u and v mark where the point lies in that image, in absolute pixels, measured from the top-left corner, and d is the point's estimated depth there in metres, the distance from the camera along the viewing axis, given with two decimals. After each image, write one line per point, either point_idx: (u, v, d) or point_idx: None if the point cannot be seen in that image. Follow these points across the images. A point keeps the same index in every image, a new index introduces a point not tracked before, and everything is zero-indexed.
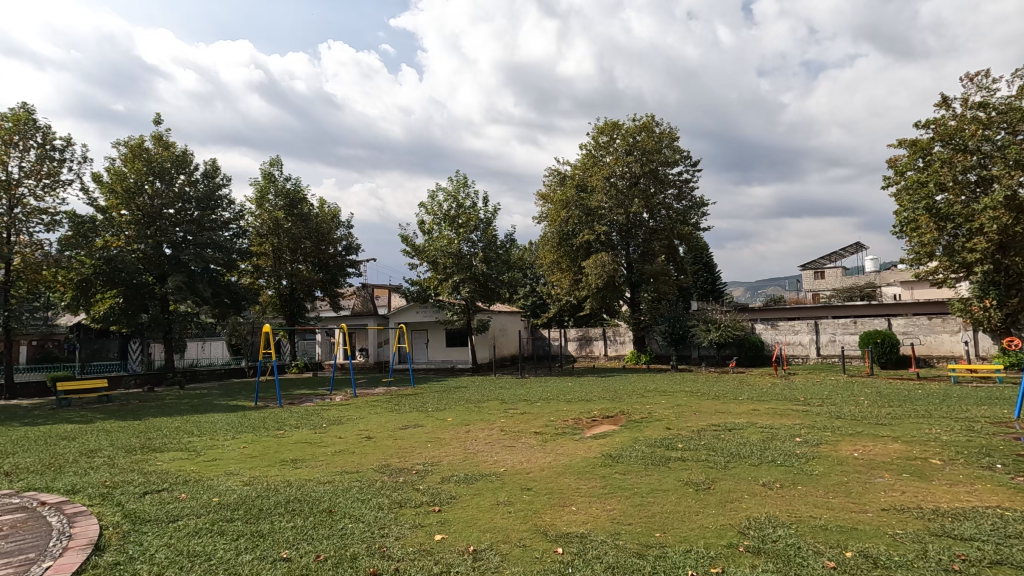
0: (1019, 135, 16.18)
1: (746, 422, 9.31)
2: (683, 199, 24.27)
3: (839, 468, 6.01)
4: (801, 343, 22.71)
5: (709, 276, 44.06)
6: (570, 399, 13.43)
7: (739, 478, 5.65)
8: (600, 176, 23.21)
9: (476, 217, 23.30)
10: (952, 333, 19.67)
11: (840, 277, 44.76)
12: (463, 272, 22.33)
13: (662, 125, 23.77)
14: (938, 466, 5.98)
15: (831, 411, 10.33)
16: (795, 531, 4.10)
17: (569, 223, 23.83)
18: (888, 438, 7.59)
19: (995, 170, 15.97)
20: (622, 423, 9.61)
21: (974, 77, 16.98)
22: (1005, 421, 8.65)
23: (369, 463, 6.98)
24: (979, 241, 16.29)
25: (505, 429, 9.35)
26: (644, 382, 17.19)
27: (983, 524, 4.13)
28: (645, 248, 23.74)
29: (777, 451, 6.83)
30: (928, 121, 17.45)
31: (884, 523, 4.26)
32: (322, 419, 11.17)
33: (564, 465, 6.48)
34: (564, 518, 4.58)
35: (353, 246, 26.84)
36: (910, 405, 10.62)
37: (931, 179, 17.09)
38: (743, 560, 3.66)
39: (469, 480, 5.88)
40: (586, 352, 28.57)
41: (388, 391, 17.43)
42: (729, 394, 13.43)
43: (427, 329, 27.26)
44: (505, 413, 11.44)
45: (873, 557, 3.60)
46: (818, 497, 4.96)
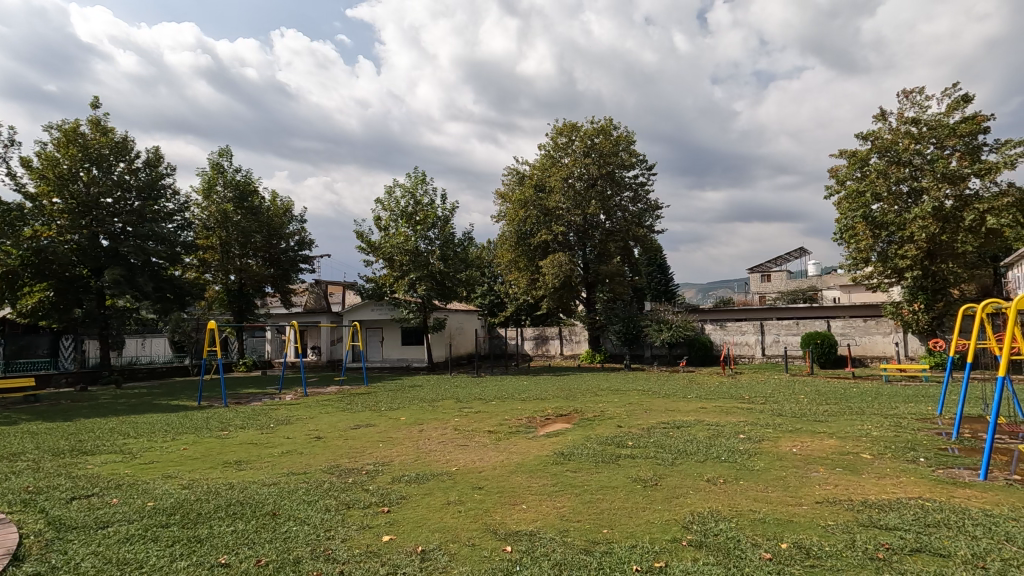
0: (947, 150, 17.31)
1: (693, 420, 9.57)
2: (638, 202, 24.80)
3: (778, 463, 6.28)
4: (747, 343, 23.57)
5: (663, 278, 45.23)
6: (524, 398, 13.50)
7: (684, 474, 5.81)
8: (558, 177, 23.46)
9: (434, 214, 23.03)
10: (884, 334, 20.88)
11: (785, 280, 46.74)
12: (419, 270, 22.09)
13: (620, 129, 24.14)
14: (868, 461, 6.34)
15: (774, 408, 10.74)
16: (735, 524, 4.26)
17: (527, 223, 23.94)
18: (824, 434, 7.97)
19: (925, 182, 17.06)
20: (575, 422, 9.72)
21: (910, 94, 18.05)
22: (929, 418, 9.25)
23: (318, 463, 6.81)
24: (909, 248, 17.36)
25: (458, 428, 9.29)
26: (598, 381, 17.50)
27: (905, 514, 4.40)
28: (601, 249, 24.07)
29: (722, 447, 7.09)
30: (867, 134, 18.41)
31: (817, 515, 4.49)
32: (269, 419, 10.81)
33: (516, 464, 6.52)
34: (513, 516, 4.60)
35: (305, 242, 26.09)
36: (846, 403, 11.17)
37: (869, 189, 18.05)
38: (685, 553, 3.77)
39: (419, 480, 5.83)
40: (542, 351, 28.78)
41: (340, 390, 17.04)
42: (679, 393, 13.78)
43: (382, 327, 26.82)
44: (459, 412, 11.40)
45: (805, 548, 3.77)
46: (758, 492, 5.16)
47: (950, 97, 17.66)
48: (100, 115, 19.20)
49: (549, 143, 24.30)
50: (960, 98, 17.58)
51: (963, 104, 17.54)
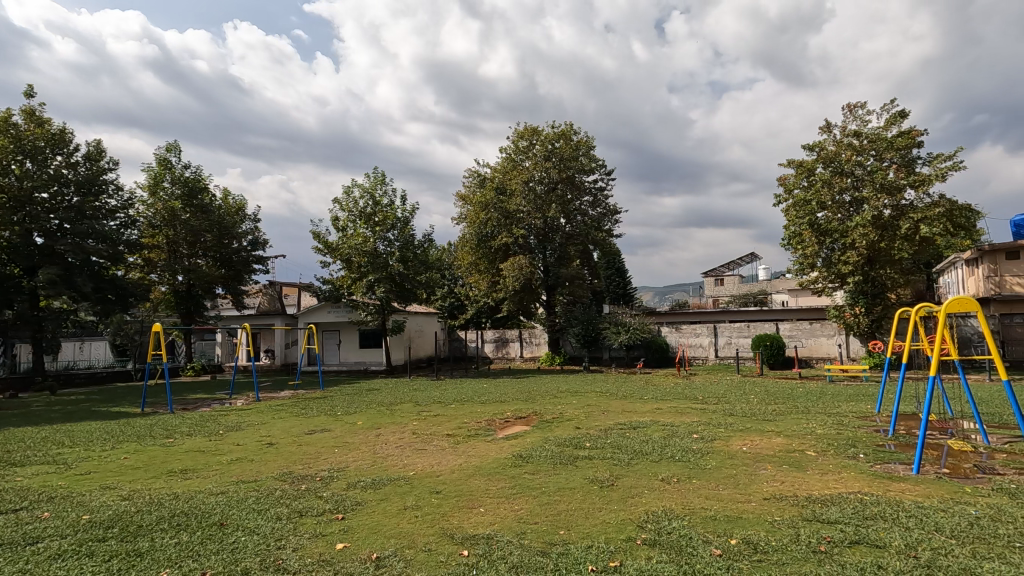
0: (885, 162, 18.32)
1: (650, 420, 9.78)
2: (598, 206, 25.15)
3: (729, 462, 6.48)
4: (701, 345, 24.26)
5: (621, 281, 46.05)
6: (484, 401, 13.45)
7: (639, 474, 5.93)
8: (519, 180, 23.57)
9: (393, 215, 22.73)
10: (828, 336, 21.88)
11: (738, 284, 48.31)
12: (378, 271, 21.75)
13: (580, 134, 24.47)
14: (812, 458, 6.62)
15: (727, 408, 11.09)
16: (688, 522, 4.37)
17: (488, 225, 23.97)
18: (772, 433, 8.29)
19: (865, 192, 18.01)
20: (534, 424, 9.77)
21: (853, 108, 19.02)
22: (869, 416, 9.74)
23: (269, 471, 6.60)
24: (851, 255, 18.27)
25: (416, 432, 9.18)
26: (557, 383, 17.66)
27: (846, 508, 4.61)
28: (561, 252, 24.33)
29: (676, 447, 7.27)
30: (813, 144, 19.28)
31: (765, 511, 4.66)
32: (219, 426, 10.41)
33: (475, 467, 6.50)
34: (471, 520, 4.58)
35: (259, 242, 25.30)
36: (793, 403, 11.64)
37: (814, 197, 18.90)
38: (640, 552, 3.84)
39: (376, 485, 5.72)
40: (502, 353, 28.79)
41: (295, 394, 16.59)
42: (636, 394, 14.04)
43: (339, 330, 26.27)
44: (417, 416, 11.25)
45: (753, 543, 3.91)
46: (709, 490, 5.31)
47: (888, 112, 18.69)
48: (35, 104, 18.13)
49: (510, 146, 24.39)
50: (897, 114, 18.65)
51: (899, 120, 18.61)
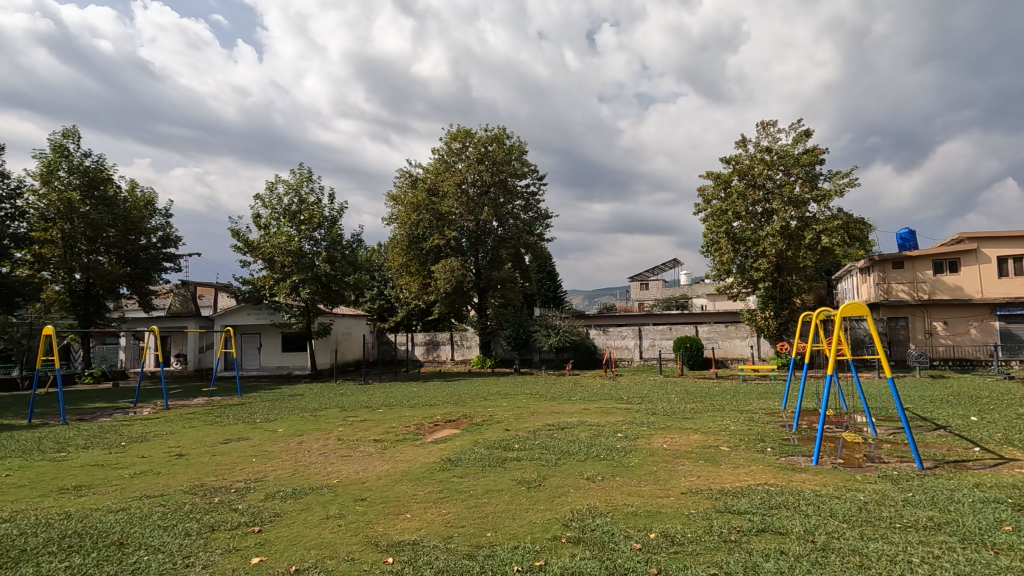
0: (792, 177, 19.79)
1: (578, 420, 10.04)
2: (530, 211, 25.45)
3: (650, 459, 6.75)
4: (627, 347, 25.12)
5: (552, 284, 46.85)
6: (413, 405, 13.24)
7: (566, 474, 6.05)
8: (451, 182, 23.39)
9: (320, 214, 21.88)
10: (742, 338, 23.36)
11: (662, 289, 50.44)
12: (303, 272, 20.93)
13: (513, 138, 24.68)
14: (726, 452, 7.06)
15: (650, 407, 11.56)
16: (610, 519, 4.51)
17: (419, 227, 23.70)
18: (690, 430, 8.73)
19: (775, 205, 19.40)
20: (464, 427, 9.73)
21: (766, 126, 20.41)
22: (776, 412, 10.49)
23: (179, 484, 6.17)
24: (762, 262, 19.60)
25: (342, 438, 8.91)
26: (488, 385, 17.72)
27: (754, 499, 4.94)
28: (492, 255, 24.37)
29: (602, 446, 7.49)
30: (730, 158, 20.50)
31: (682, 505, 4.89)
32: (121, 437, 9.60)
33: (402, 472, 6.39)
34: (397, 526, 4.50)
35: (170, 238, 23.59)
36: (709, 401, 12.31)
37: (730, 208, 20.12)
38: (564, 550, 3.92)
39: (296, 495, 5.49)
40: (433, 356, 28.50)
41: (210, 401, 15.61)
42: (565, 396, 14.32)
43: (260, 333, 25.00)
44: (343, 421, 10.92)
45: (671, 536, 4.09)
46: (632, 487, 5.52)
47: (796, 131, 20.23)
48: None
49: (443, 148, 24.19)
50: (803, 132, 20.21)
51: (805, 138, 20.19)
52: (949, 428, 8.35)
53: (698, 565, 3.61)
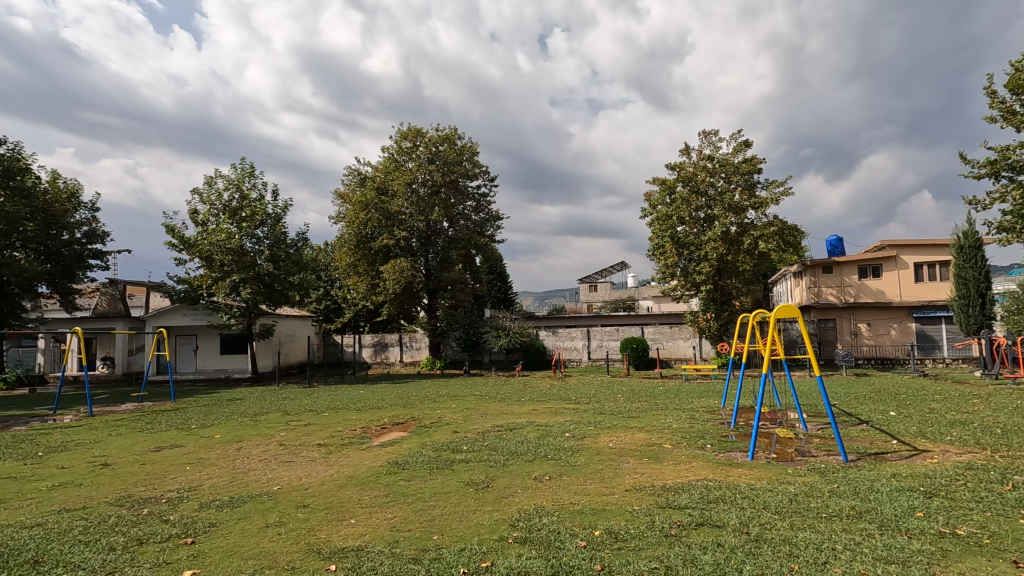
0: (732, 185, 20.67)
1: (526, 421, 10.11)
2: (481, 212, 25.44)
3: (596, 457, 6.90)
4: (576, 348, 25.50)
5: (502, 286, 47.01)
6: (359, 407, 12.98)
7: (514, 474, 6.09)
8: (401, 181, 23.03)
9: (263, 211, 21.05)
10: (685, 339, 24.19)
11: (610, 291, 51.53)
12: (244, 271, 20.12)
13: (464, 139, 24.60)
14: (668, 449, 7.30)
15: (596, 407, 11.81)
16: (556, 518, 4.56)
17: (368, 226, 23.30)
18: (634, 429, 8.96)
19: (717, 211, 20.22)
20: (412, 430, 9.62)
21: (708, 135, 21.24)
22: (715, 410, 10.94)
23: (103, 495, 5.79)
24: (704, 266, 20.38)
25: (284, 443, 8.61)
26: (437, 387, 17.58)
27: (693, 494, 5.12)
28: (443, 256, 24.20)
29: (549, 446, 7.60)
30: (675, 165, 21.21)
31: (626, 502, 5.02)
32: (37, 447, 8.91)
33: (347, 477, 6.24)
34: (340, 533, 4.39)
35: (97, 233, 22.17)
36: (653, 400, 12.67)
37: (675, 213, 20.79)
38: (510, 550, 3.94)
39: (233, 504, 5.25)
40: (381, 358, 28.03)
41: (139, 407, 14.74)
42: (514, 396, 14.41)
43: (196, 335, 23.81)
44: (286, 425, 10.59)
45: (614, 533, 4.18)
46: (578, 485, 5.62)
47: (735, 141, 21.17)
48: None
49: (393, 146, 23.80)
50: (743, 142, 21.17)
51: (744, 148, 21.15)
52: (870, 423, 8.95)
53: (641, 560, 3.71)
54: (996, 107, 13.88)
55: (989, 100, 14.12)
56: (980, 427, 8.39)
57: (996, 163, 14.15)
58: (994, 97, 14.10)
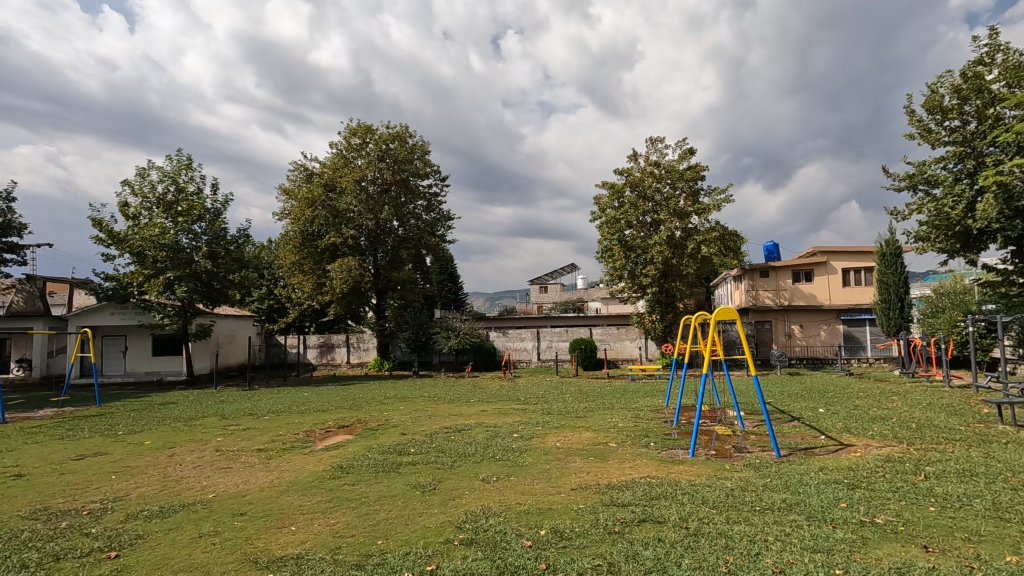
0: (678, 191, 21.35)
1: (475, 422, 10.09)
2: (432, 211, 25.19)
3: (544, 457, 6.96)
4: (526, 349, 25.65)
5: (453, 286, 46.75)
6: (303, 410, 12.58)
7: (462, 476, 6.07)
8: (350, 178, 22.45)
9: (202, 205, 20.06)
10: (632, 340, 24.80)
11: (560, 292, 52.11)
12: (179, 268, 19.12)
13: (415, 137, 24.29)
14: (614, 448, 7.46)
15: (545, 407, 11.91)
16: (503, 518, 4.58)
17: (314, 223, 22.68)
18: (582, 428, 9.11)
19: (663, 215, 20.84)
20: (358, 433, 9.40)
21: (655, 141, 21.86)
22: (659, 408, 11.26)
23: (14, 508, 5.35)
24: (650, 268, 20.98)
25: (221, 448, 8.23)
26: (385, 388, 17.26)
27: (637, 491, 5.26)
28: (393, 255, 23.84)
29: (497, 447, 7.61)
30: (624, 170, 21.71)
31: (571, 501, 5.08)
32: None
33: (288, 482, 6.04)
34: (280, 540, 4.25)
35: (13, 225, 20.47)
36: (600, 400, 12.92)
37: (623, 217, 21.30)
38: (456, 553, 3.93)
39: (163, 514, 4.98)
40: (326, 360, 27.35)
41: (59, 412, 13.73)
42: (463, 397, 14.34)
43: (125, 335, 22.45)
44: (223, 430, 10.13)
45: (560, 532, 4.24)
46: (525, 485, 5.65)
47: (681, 148, 21.90)
48: None
49: (342, 142, 23.20)
50: (688, 150, 21.91)
51: (689, 156, 21.90)
52: (802, 419, 9.46)
53: (585, 557, 3.77)
54: (915, 125, 14.97)
55: (908, 118, 15.21)
56: (897, 422, 9.01)
57: (915, 176, 15.26)
58: (913, 115, 15.20)
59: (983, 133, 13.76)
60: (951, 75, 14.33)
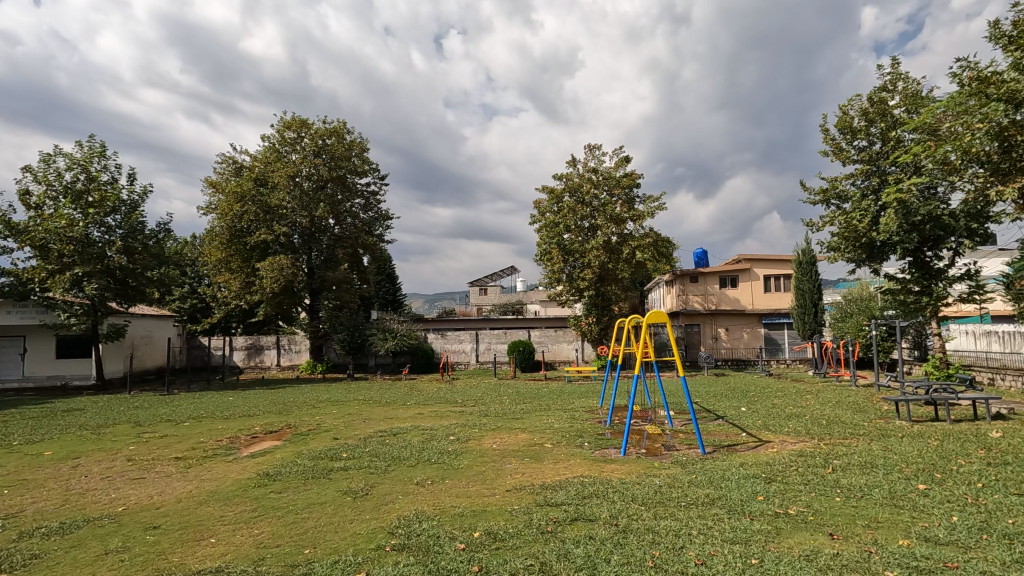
0: (614, 197, 21.98)
1: (411, 425, 9.94)
2: (369, 210, 24.63)
3: (480, 459, 6.97)
4: (464, 351, 25.53)
5: (391, 287, 45.92)
6: (227, 416, 11.96)
7: (395, 480, 5.95)
8: (283, 173, 21.55)
9: (116, 196, 18.66)
10: (568, 342, 25.29)
11: (499, 295, 52.28)
12: (89, 264, 17.65)
13: (353, 134, 23.66)
14: (548, 449, 7.57)
15: (481, 409, 11.92)
16: (437, 522, 4.54)
17: (243, 219, 21.63)
18: (517, 429, 9.19)
19: (599, 221, 21.38)
20: (287, 438, 9.02)
21: (593, 149, 22.40)
22: (593, 409, 11.53)
23: None
24: (587, 272, 21.47)
25: (133, 458, 7.67)
26: (317, 392, 16.66)
27: (570, 491, 5.35)
28: (328, 254, 23.07)
29: (433, 450, 7.54)
30: (562, 175, 22.11)
31: (505, 502, 5.11)
32: None
33: (209, 492, 5.70)
34: (197, 554, 4.00)
35: None
36: (537, 401, 13.07)
37: (562, 221, 21.69)
38: (387, 559, 3.85)
39: (63, 531, 4.57)
40: (255, 362, 26.13)
41: None
42: (398, 400, 14.11)
43: (24, 335, 20.49)
44: (137, 438, 9.45)
45: (493, 533, 4.26)
46: (459, 488, 5.62)
47: (617, 156, 22.54)
48: None
49: (275, 135, 22.24)
50: (624, 158, 22.60)
51: (625, 164, 22.59)
52: (725, 418, 9.97)
53: (517, 558, 3.80)
54: (828, 143, 16.15)
55: (823, 136, 16.37)
56: (810, 419, 9.67)
57: (828, 191, 16.46)
58: (827, 135, 16.38)
59: (887, 154, 15.02)
60: (860, 99, 15.55)
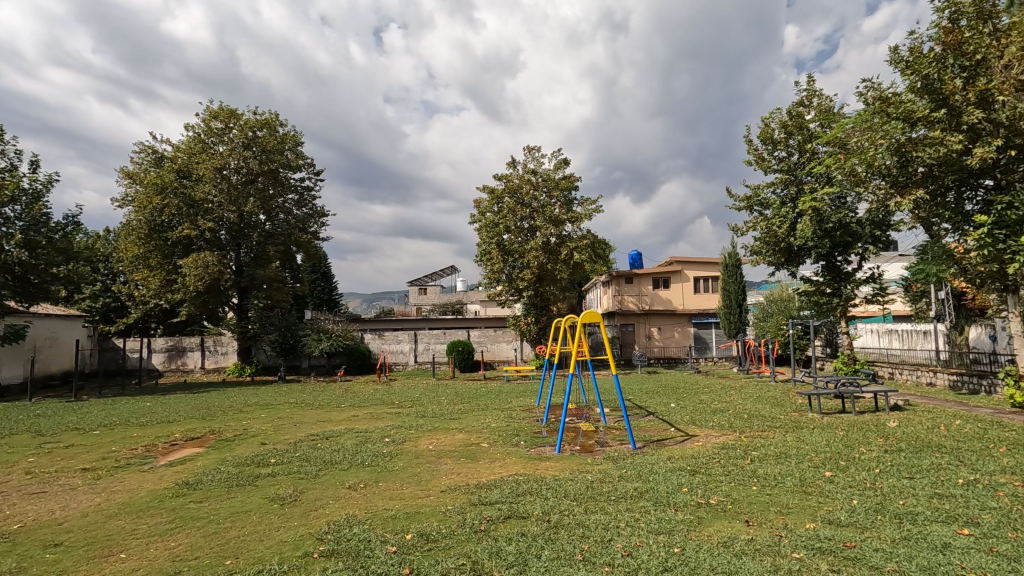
0: (553, 199, 22.32)
1: (344, 428, 9.70)
2: (303, 206, 23.77)
3: (414, 461, 6.89)
4: (402, 351, 25.15)
5: (326, 286, 44.56)
6: (144, 422, 11.20)
7: (327, 485, 5.80)
8: (208, 165, 20.39)
9: (17, 185, 17.07)
10: (507, 342, 25.47)
11: (438, 295, 51.81)
12: None
13: (286, 127, 22.78)
14: (485, 448, 7.60)
15: (419, 410, 11.81)
16: (368, 526, 4.45)
17: (164, 212, 20.33)
18: (454, 430, 9.18)
19: (538, 222, 21.66)
20: (210, 445, 8.56)
21: (532, 151, 22.69)
22: (529, 408, 11.68)
23: None
24: (526, 273, 21.70)
25: (33, 470, 7.04)
26: (246, 395, 15.91)
27: (504, 489, 5.41)
28: (258, 251, 22.07)
29: (367, 452, 7.38)
30: (502, 176, 22.24)
31: (439, 503, 5.10)
32: None
33: (121, 504, 5.34)
34: (104, 571, 3.74)
35: None
36: (475, 401, 13.09)
37: (502, 221, 21.81)
38: (315, 565, 3.75)
39: None
40: (177, 364, 24.61)
41: None
42: (333, 402, 13.74)
43: None
44: (39, 449, 8.69)
45: (426, 534, 4.23)
46: (393, 490, 5.55)
47: (556, 159, 22.94)
48: None
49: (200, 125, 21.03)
50: (563, 161, 23.01)
51: (564, 167, 23.01)
52: (655, 414, 10.38)
53: (448, 558, 3.80)
54: (752, 153, 17.12)
55: (747, 146, 17.32)
56: (732, 414, 10.22)
57: (751, 199, 17.44)
58: (751, 144, 17.31)
59: (803, 165, 16.11)
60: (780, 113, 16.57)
